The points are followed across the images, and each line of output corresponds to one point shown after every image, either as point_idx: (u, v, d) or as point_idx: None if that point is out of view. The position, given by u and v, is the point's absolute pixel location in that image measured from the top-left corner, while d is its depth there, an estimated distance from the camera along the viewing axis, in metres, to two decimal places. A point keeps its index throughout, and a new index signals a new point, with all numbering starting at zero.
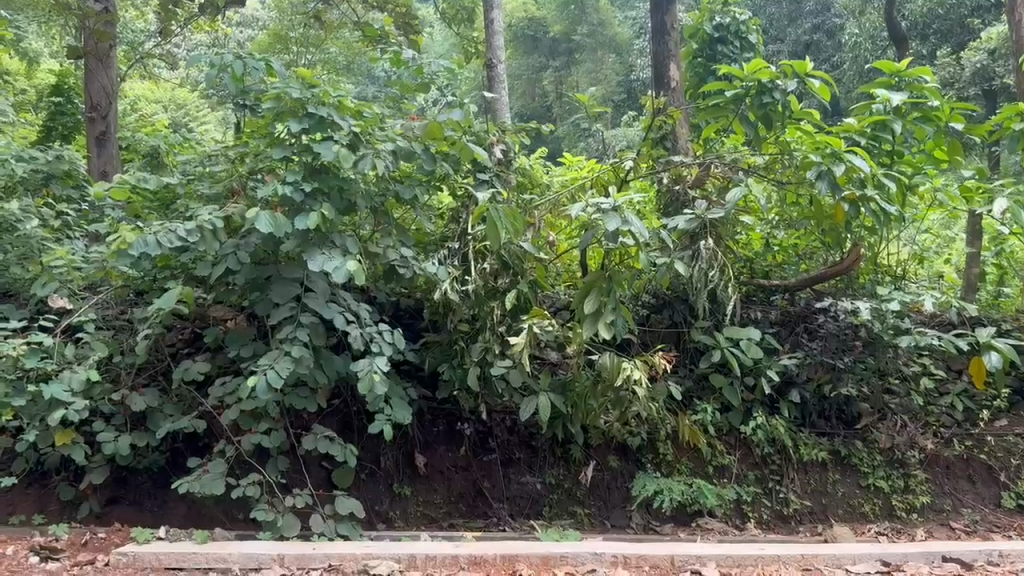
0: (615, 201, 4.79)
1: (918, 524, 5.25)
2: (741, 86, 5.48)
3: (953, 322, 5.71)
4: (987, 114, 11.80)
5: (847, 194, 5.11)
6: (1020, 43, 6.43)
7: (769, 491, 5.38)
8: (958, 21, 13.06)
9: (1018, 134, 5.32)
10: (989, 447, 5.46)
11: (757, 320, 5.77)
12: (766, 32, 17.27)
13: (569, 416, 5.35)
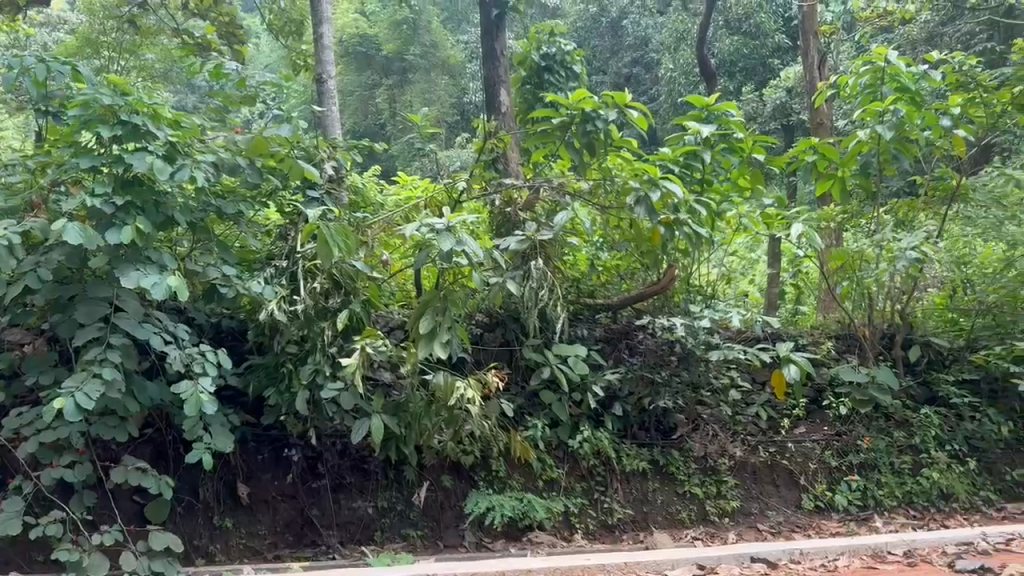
0: (449, 222, 4.86)
1: (729, 528, 5.49)
2: (566, 114, 5.74)
3: (757, 336, 6.19)
4: (785, 147, 12.96)
5: (662, 218, 5.46)
6: (813, 83, 7.10)
7: (595, 502, 5.53)
8: (761, 61, 14.19)
9: (811, 165, 5.88)
10: (789, 453, 5.76)
11: (583, 337, 5.91)
12: (590, 63, 18.01)
13: (403, 437, 5.29)
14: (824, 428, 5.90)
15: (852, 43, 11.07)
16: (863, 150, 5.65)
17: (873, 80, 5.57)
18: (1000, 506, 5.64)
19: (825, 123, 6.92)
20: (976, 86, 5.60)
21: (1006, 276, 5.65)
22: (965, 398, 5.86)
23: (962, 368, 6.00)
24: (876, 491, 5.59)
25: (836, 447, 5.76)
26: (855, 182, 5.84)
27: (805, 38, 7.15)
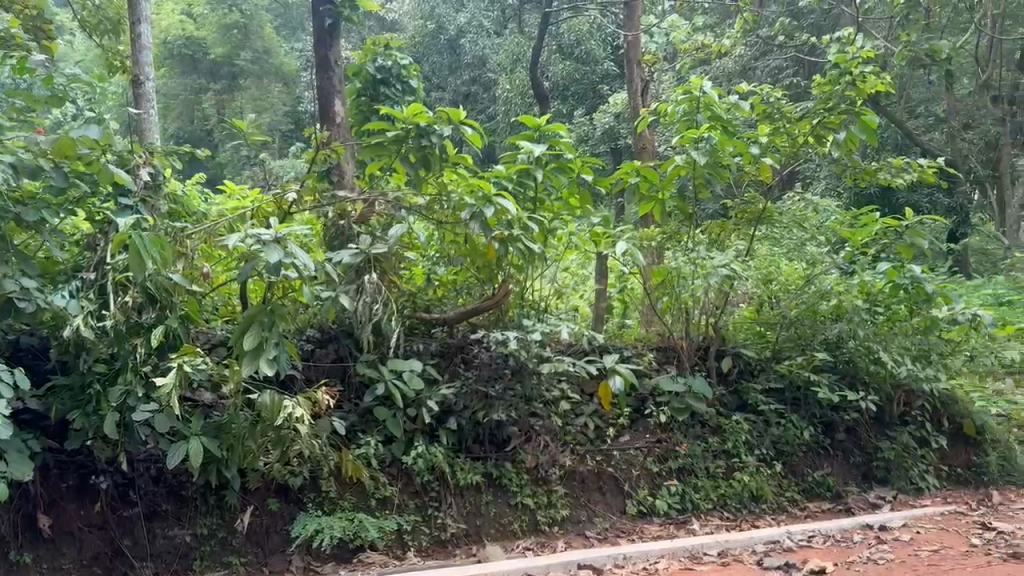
0: (276, 232, 4.70)
1: (558, 537, 5.51)
2: (401, 128, 5.67)
3: (586, 349, 6.28)
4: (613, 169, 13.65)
5: (496, 234, 5.51)
6: (637, 109, 7.47)
7: (428, 518, 5.35)
8: (591, 86, 14.95)
9: (635, 187, 6.15)
10: (615, 461, 5.86)
11: (418, 352, 5.79)
12: (429, 80, 18.10)
13: (225, 460, 5.03)
14: (646, 435, 6.03)
15: (673, 74, 11.77)
16: (680, 174, 5.98)
17: (690, 108, 5.93)
18: (804, 506, 5.89)
19: (648, 147, 7.32)
20: (782, 117, 6.03)
21: (808, 292, 6.10)
22: (771, 404, 6.15)
23: (768, 378, 6.26)
24: (694, 495, 5.77)
25: (658, 453, 5.93)
26: (674, 204, 6.18)
27: (629, 67, 7.51)
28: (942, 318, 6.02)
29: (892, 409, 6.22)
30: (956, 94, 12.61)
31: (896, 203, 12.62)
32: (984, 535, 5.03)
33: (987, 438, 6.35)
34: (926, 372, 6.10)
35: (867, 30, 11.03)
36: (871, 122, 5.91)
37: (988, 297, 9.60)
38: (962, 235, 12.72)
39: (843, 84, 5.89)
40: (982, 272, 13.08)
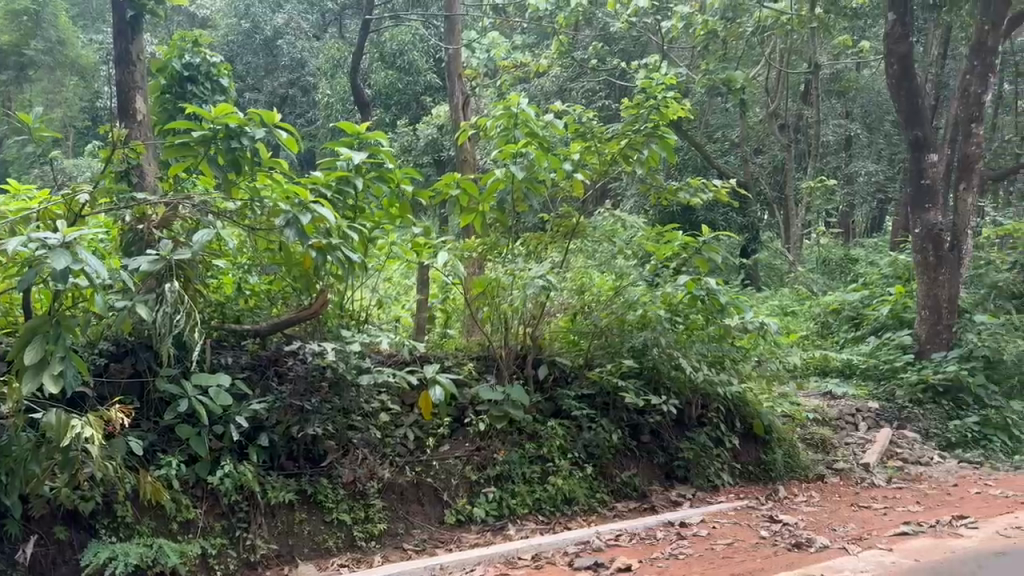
0: (64, 237, 4.29)
1: (375, 551, 5.34)
2: (210, 128, 5.34)
3: (406, 359, 6.17)
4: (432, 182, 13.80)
5: (314, 242, 5.26)
6: (457, 122, 7.53)
7: (236, 540, 5.00)
8: (413, 97, 15.02)
9: (454, 200, 6.17)
10: (433, 471, 5.80)
11: (226, 365, 5.45)
12: (242, 81, 17.30)
13: (2, 486, 4.42)
14: (465, 444, 6.02)
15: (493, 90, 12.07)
16: (499, 187, 6.06)
17: (507, 124, 6.06)
18: (612, 506, 6.11)
19: (469, 160, 7.40)
20: (592, 136, 6.36)
21: (617, 304, 6.36)
22: (583, 410, 6.37)
23: (581, 385, 6.51)
24: (510, 501, 5.82)
25: (477, 461, 5.92)
26: (493, 216, 6.24)
27: (450, 81, 7.56)
28: (733, 327, 6.48)
29: (691, 411, 6.63)
30: (747, 122, 13.81)
31: (697, 220, 13.62)
32: (770, 526, 5.38)
33: (774, 437, 6.79)
34: (720, 376, 6.54)
35: (670, 59, 11.87)
36: (669, 143, 6.30)
37: (774, 307, 10.53)
38: (753, 251, 13.87)
39: (649, 108, 6.22)
40: (770, 285, 13.47)
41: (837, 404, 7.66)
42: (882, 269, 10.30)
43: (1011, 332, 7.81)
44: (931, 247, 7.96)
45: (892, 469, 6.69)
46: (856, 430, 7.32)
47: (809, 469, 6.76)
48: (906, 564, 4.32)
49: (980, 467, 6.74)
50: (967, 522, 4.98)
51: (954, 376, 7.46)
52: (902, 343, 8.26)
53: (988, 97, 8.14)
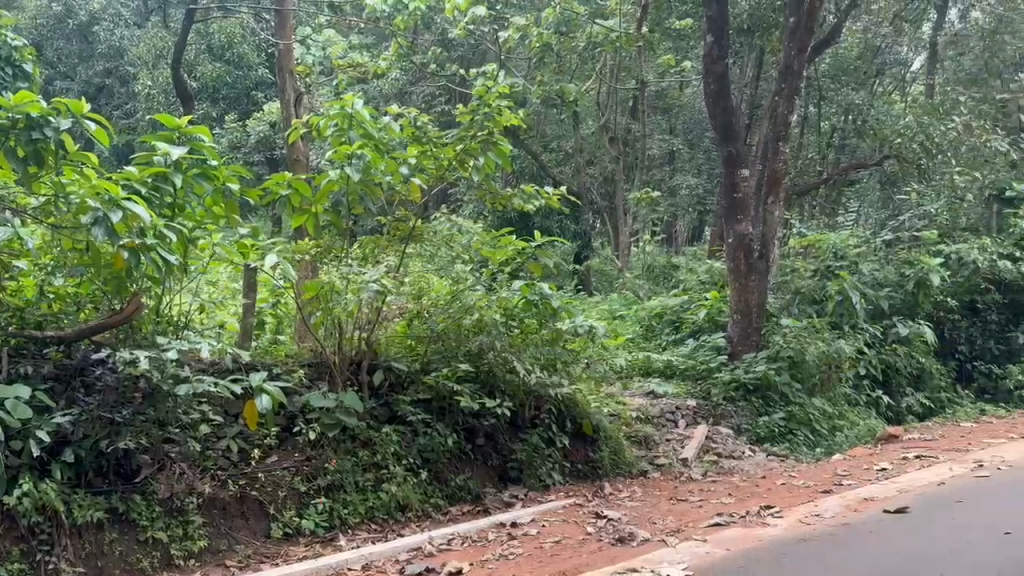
0: None
1: (194, 570, 5.00)
2: (8, 118, 4.66)
3: (230, 367, 5.80)
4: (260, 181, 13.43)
5: (125, 242, 4.88)
6: (287, 119, 7.28)
7: (37, 565, 4.52)
8: (244, 92, 14.63)
9: (284, 200, 5.94)
10: (259, 484, 5.49)
11: (25, 375, 5.03)
12: (51, 66, 15.95)
13: None
14: (294, 455, 5.73)
15: (329, 89, 11.88)
16: (332, 189, 5.92)
17: (341, 125, 5.91)
18: (447, 511, 6.06)
19: (301, 160, 7.22)
20: (429, 141, 6.29)
21: (455, 308, 6.34)
22: (418, 415, 6.27)
23: (417, 390, 6.36)
24: (342, 511, 5.62)
25: (306, 472, 5.67)
26: (326, 219, 6.09)
27: (281, 76, 7.31)
28: (565, 330, 6.78)
29: (524, 413, 6.74)
30: (580, 133, 14.32)
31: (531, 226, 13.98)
32: (596, 522, 5.56)
33: (601, 436, 6.99)
34: (552, 378, 6.70)
35: (508, 69, 12.12)
36: (503, 151, 6.36)
37: (604, 312, 10.95)
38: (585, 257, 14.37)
39: (483, 115, 6.24)
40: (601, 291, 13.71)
41: (659, 403, 7.89)
42: (699, 276, 10.94)
43: (811, 334, 8.49)
44: (741, 255, 8.53)
45: (708, 463, 7.11)
46: (676, 427, 7.66)
47: (634, 465, 7.02)
48: (718, 553, 4.50)
49: (785, 460, 7.31)
50: (774, 512, 5.25)
51: (763, 375, 8.01)
52: (717, 345, 8.84)
53: (793, 118, 8.70)
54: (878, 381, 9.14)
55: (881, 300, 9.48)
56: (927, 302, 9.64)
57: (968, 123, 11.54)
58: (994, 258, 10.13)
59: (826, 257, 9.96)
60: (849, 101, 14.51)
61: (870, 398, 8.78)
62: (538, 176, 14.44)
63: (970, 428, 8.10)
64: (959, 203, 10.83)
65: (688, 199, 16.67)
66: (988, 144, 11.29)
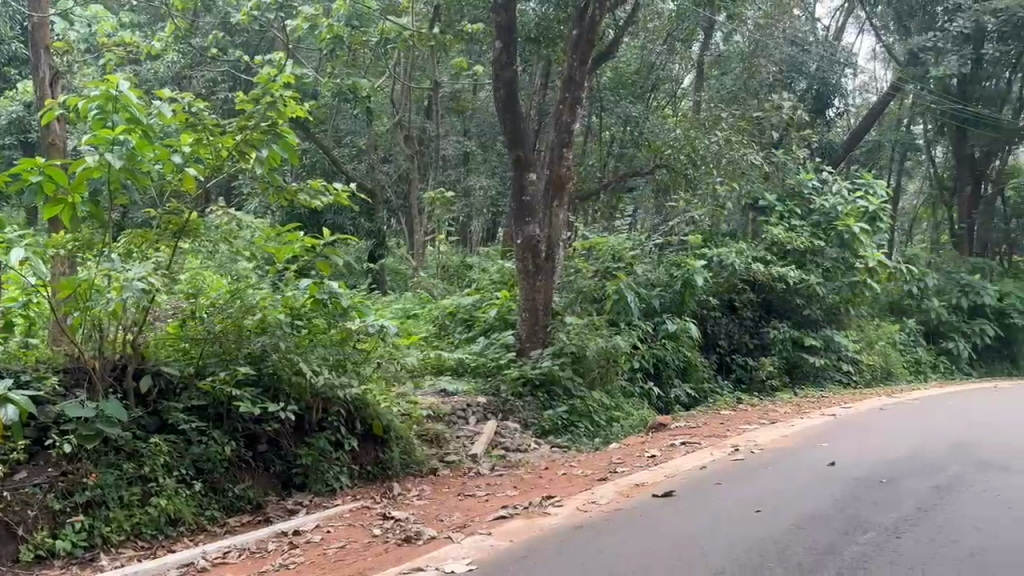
0: None
1: None
2: None
3: None
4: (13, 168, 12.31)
5: None
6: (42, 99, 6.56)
7: None
8: None
9: (34, 187, 5.26)
10: (4, 502, 4.83)
11: None
12: None
13: None
14: (48, 470, 5.15)
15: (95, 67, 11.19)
16: (93, 176, 5.36)
17: (104, 106, 5.35)
18: (223, 523, 5.61)
19: (57, 144, 6.50)
20: (205, 127, 5.85)
21: (236, 307, 6.15)
22: (192, 423, 5.82)
23: (192, 395, 5.96)
24: (103, 528, 5.06)
25: (61, 488, 5.08)
26: (85, 209, 5.53)
27: (35, 51, 6.59)
28: (354, 330, 6.60)
29: (311, 416, 6.37)
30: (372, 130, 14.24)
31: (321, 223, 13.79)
32: (383, 524, 5.49)
33: (391, 436, 6.77)
34: (340, 379, 6.41)
35: (297, 59, 11.71)
36: (290, 143, 6.03)
37: (397, 311, 10.89)
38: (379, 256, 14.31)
39: (265, 105, 5.97)
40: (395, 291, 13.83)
41: (450, 400, 7.94)
42: (490, 275, 11.30)
43: (593, 330, 8.94)
44: (530, 256, 8.78)
45: (496, 457, 7.26)
46: (466, 423, 7.76)
47: (423, 463, 6.90)
48: (501, 546, 4.59)
49: (567, 451, 7.63)
50: (554, 501, 5.48)
51: (548, 371, 8.37)
52: (507, 343, 9.04)
53: (577, 126, 9.12)
54: (651, 374, 9.83)
55: (652, 299, 10.29)
56: (691, 300, 10.55)
57: (727, 138, 11.94)
58: (748, 261, 11.36)
59: (606, 259, 10.55)
60: (627, 113, 15.67)
61: (643, 388, 9.45)
62: (328, 173, 14.06)
63: (729, 415, 8.90)
64: (720, 211, 11.95)
65: (483, 200, 16.95)
66: (744, 157, 11.87)
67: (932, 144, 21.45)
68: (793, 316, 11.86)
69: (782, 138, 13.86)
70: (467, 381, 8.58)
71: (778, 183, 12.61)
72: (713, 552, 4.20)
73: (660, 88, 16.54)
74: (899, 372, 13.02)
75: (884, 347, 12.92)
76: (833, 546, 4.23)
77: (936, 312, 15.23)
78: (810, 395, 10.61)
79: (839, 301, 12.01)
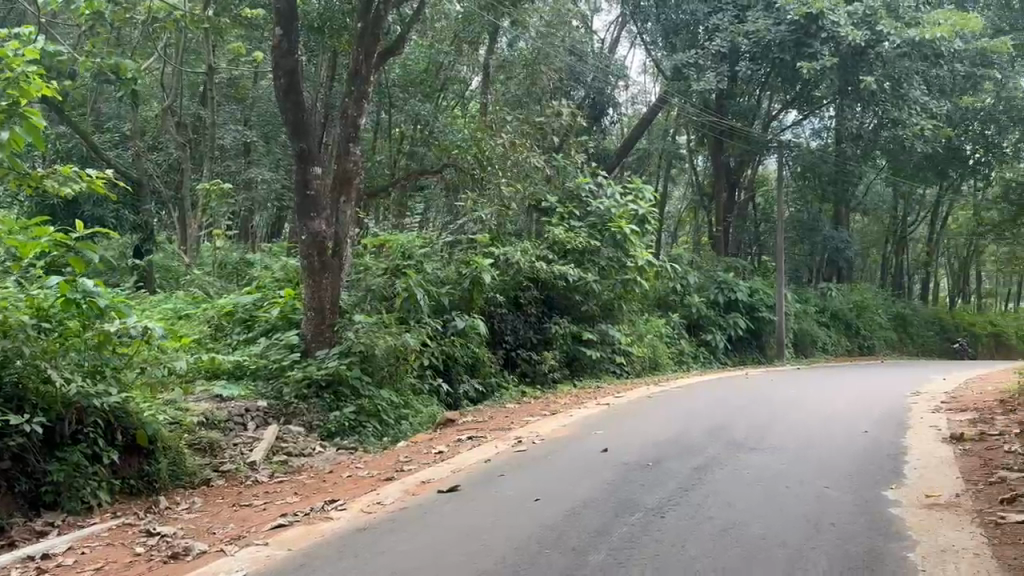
0: None
1: None
2: None
3: None
4: None
5: None
6: None
7: None
8: None
9: None
10: None
11: None
12: None
13: None
14: None
15: None
16: None
17: None
18: None
19: None
20: None
21: None
22: None
23: None
24: None
25: None
26: None
27: None
28: (114, 332, 6.06)
29: (65, 427, 5.68)
30: (141, 116, 13.24)
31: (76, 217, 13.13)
32: (147, 542, 5.05)
33: (158, 447, 6.20)
34: (95, 387, 5.88)
35: (53, 34, 10.63)
36: (38, 125, 5.19)
37: (166, 312, 10.20)
38: (148, 252, 13.39)
39: (3, 82, 5.33)
40: (166, 288, 13.05)
41: (226, 405, 7.34)
42: (273, 272, 10.96)
43: (380, 329, 8.89)
44: (315, 252, 8.55)
45: (276, 464, 6.80)
46: (244, 429, 7.23)
47: (195, 474, 6.33)
48: (279, 555, 4.44)
49: (354, 452, 7.41)
50: (337, 505, 5.39)
51: (335, 371, 8.10)
52: (289, 343, 8.70)
53: (362, 121, 9.01)
54: (441, 372, 9.88)
55: (441, 297, 10.35)
56: (479, 298, 10.78)
57: (511, 141, 12.58)
58: (532, 260, 11.79)
59: (395, 257, 10.53)
60: (417, 111, 16.47)
61: (432, 386, 9.45)
62: (86, 162, 13.36)
63: (512, 408, 9.20)
64: (506, 210, 12.27)
65: (267, 193, 16.82)
66: (527, 160, 12.66)
67: (694, 153, 23.59)
68: (572, 311, 12.51)
69: (561, 144, 14.55)
70: (246, 384, 8.05)
71: (560, 185, 13.58)
72: (494, 542, 4.32)
73: (446, 87, 16.82)
74: (665, 362, 14.17)
75: (652, 340, 14.00)
76: (603, 528, 4.51)
77: (697, 307, 16.68)
78: (587, 386, 11.23)
79: (613, 298, 12.85)
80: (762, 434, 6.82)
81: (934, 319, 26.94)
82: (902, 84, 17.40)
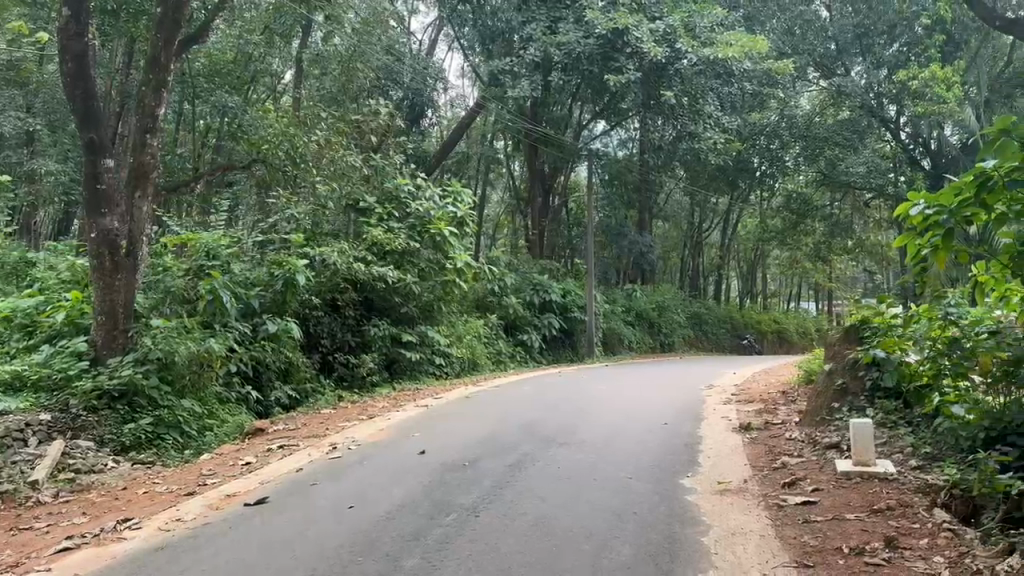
0: None
1: None
2: None
3: None
4: None
5: None
6: None
7: None
8: None
9: None
10: None
11: None
12: None
13: None
14: None
15: None
16: None
17: None
18: None
19: None
20: None
21: None
22: None
23: None
24: None
25: None
26: None
27: None
28: None
29: None
30: None
31: None
32: None
33: None
34: None
35: None
36: None
37: None
38: None
39: None
40: None
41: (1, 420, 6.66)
42: (58, 272, 10.08)
43: (182, 334, 8.41)
44: (106, 252, 7.99)
45: (61, 483, 6.21)
46: (25, 447, 6.56)
47: None
48: None
49: (150, 467, 6.94)
50: (131, 523, 5.04)
51: (128, 380, 7.51)
52: (77, 351, 8.02)
53: (161, 111, 8.54)
54: (250, 378, 9.53)
55: (251, 299, 9.93)
56: (292, 300, 10.42)
57: (327, 139, 12.84)
58: (350, 261, 11.51)
59: (197, 256, 10.02)
60: (223, 102, 15.36)
61: (240, 394, 9.09)
62: None
63: (326, 414, 9.00)
64: (322, 210, 12.33)
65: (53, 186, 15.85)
66: (343, 158, 12.85)
67: (511, 158, 24.37)
68: (391, 313, 12.44)
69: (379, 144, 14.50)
70: (26, 396, 7.34)
71: (377, 185, 13.30)
72: (306, 554, 4.20)
73: (256, 78, 16.59)
74: (483, 362, 14.43)
75: (470, 341, 14.19)
76: (418, 532, 4.50)
77: (512, 308, 17.07)
78: (405, 389, 11.18)
79: (432, 299, 12.92)
80: (573, 430, 7.08)
81: (727, 318, 29.18)
82: (698, 99, 18.69)
